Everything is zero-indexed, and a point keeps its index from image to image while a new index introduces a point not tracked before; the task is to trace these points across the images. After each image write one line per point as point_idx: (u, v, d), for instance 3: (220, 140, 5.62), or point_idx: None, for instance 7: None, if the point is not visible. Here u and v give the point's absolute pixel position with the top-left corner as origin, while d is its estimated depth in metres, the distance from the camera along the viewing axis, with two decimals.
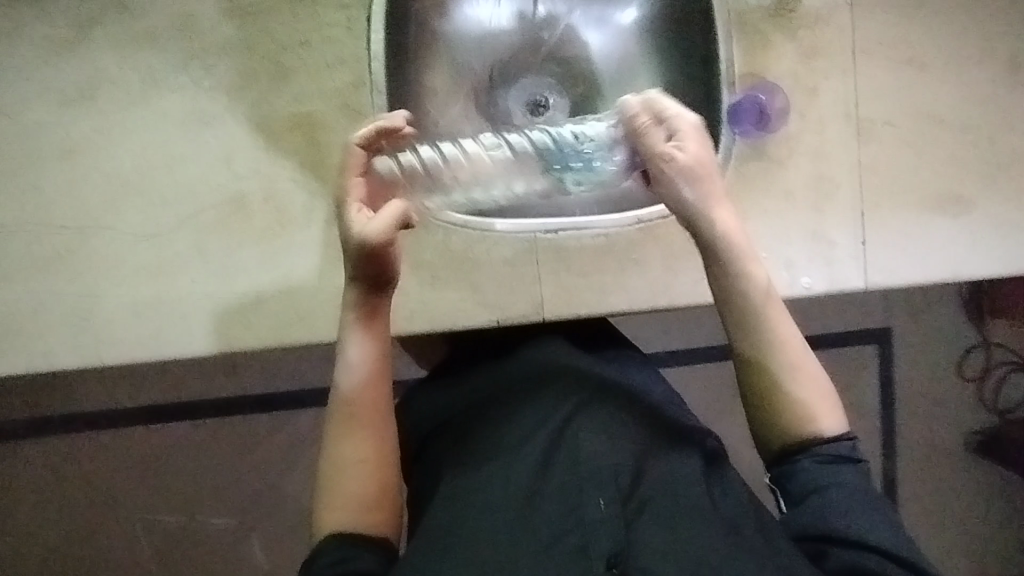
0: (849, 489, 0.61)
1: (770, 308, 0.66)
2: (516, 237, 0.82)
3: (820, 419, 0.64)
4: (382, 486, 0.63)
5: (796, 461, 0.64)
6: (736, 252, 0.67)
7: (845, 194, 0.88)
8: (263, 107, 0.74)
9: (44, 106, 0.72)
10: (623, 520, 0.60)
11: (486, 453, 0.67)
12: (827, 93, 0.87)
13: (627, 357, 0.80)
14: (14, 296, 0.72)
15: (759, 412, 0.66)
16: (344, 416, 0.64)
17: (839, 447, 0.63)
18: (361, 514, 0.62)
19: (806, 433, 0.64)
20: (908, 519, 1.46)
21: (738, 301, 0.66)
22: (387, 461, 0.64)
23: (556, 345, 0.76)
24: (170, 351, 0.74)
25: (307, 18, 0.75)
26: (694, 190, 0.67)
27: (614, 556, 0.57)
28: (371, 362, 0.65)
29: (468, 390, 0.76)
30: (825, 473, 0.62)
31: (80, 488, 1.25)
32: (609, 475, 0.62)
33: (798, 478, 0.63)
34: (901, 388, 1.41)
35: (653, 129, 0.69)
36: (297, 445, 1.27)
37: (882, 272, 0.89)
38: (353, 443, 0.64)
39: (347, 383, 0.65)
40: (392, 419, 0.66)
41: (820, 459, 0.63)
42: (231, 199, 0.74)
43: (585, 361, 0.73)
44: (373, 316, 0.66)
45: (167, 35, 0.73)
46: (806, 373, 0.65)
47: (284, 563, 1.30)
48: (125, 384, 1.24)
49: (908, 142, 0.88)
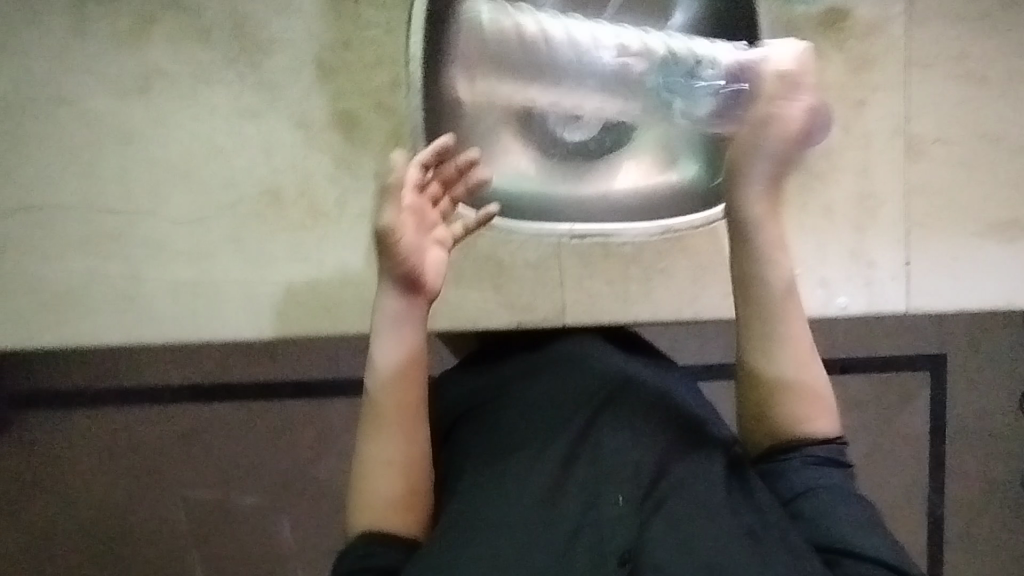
0: (838, 492, 0.61)
1: (782, 303, 0.67)
2: (542, 240, 0.82)
3: (813, 419, 0.64)
4: (408, 487, 0.65)
5: (786, 461, 0.63)
6: (753, 247, 0.68)
7: (890, 212, 0.85)
8: (304, 104, 0.77)
9: (101, 95, 0.76)
10: (638, 517, 0.59)
11: (508, 442, 0.68)
12: (875, 107, 0.84)
13: (656, 365, 0.80)
14: (64, 273, 0.76)
15: (755, 406, 0.66)
16: (374, 418, 0.67)
17: (829, 449, 0.63)
18: (390, 513, 0.65)
19: (798, 432, 0.64)
20: (951, 556, 1.39)
21: (751, 292, 0.67)
22: (416, 463, 0.66)
23: (587, 343, 0.78)
24: (205, 332, 0.78)
25: (349, 19, 0.77)
26: (767, 167, 0.68)
27: (627, 551, 0.57)
28: (404, 366, 0.67)
29: (496, 380, 0.78)
30: (814, 474, 0.62)
31: (124, 459, 1.32)
32: (628, 472, 0.63)
33: (788, 478, 0.63)
34: (952, 419, 1.34)
35: (790, 86, 0.68)
36: (328, 431, 1.31)
37: (924, 295, 0.85)
38: (381, 445, 0.66)
39: (379, 387, 0.67)
40: (420, 422, 0.68)
41: (809, 459, 0.63)
42: (270, 191, 0.77)
43: (613, 363, 0.75)
44: (409, 321, 0.69)
45: (217, 31, 0.76)
46: (808, 371, 0.65)
47: (310, 544, 1.34)
48: (171, 362, 1.30)
49: (963, 160, 0.84)
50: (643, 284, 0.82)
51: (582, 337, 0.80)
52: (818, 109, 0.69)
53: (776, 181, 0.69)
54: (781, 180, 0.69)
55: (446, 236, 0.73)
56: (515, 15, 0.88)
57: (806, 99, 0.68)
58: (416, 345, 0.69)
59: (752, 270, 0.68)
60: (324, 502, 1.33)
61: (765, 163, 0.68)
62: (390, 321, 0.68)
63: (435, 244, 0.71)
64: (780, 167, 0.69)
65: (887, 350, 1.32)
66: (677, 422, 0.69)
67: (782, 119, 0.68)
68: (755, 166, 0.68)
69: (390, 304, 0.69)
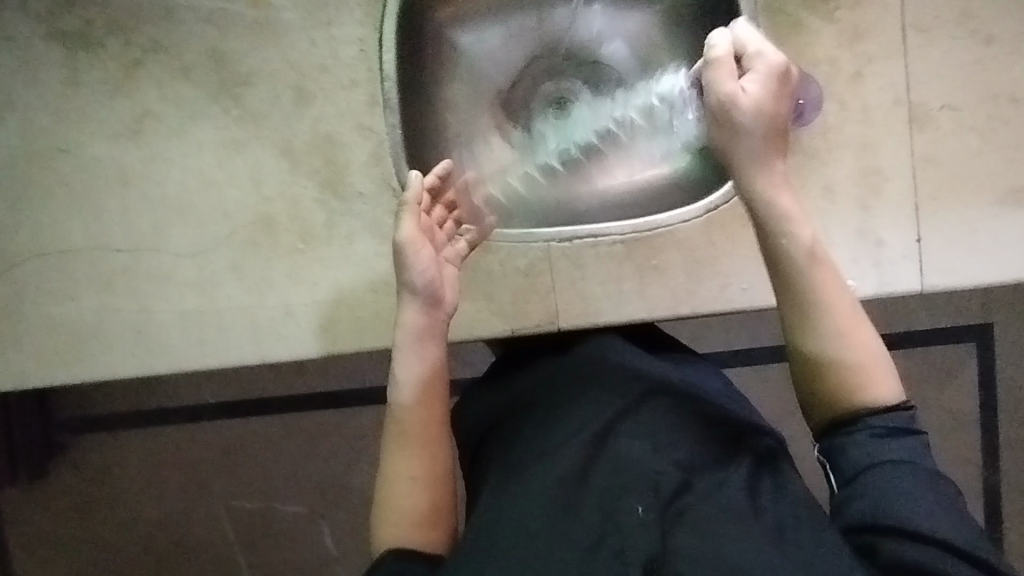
0: (910, 468, 0.58)
1: (818, 267, 0.64)
2: (530, 246, 0.82)
3: (872, 388, 0.62)
4: (434, 501, 0.66)
5: (849, 435, 0.61)
6: (782, 213, 0.65)
7: (897, 188, 0.80)
8: (287, 131, 0.79)
9: (99, 141, 0.79)
10: (660, 525, 0.57)
11: (526, 456, 0.67)
12: (872, 78, 0.80)
13: (680, 357, 0.78)
14: (80, 311, 0.80)
15: (807, 381, 0.64)
16: (398, 434, 0.67)
17: (896, 418, 0.60)
18: (415, 529, 0.65)
19: (857, 403, 0.62)
20: (1013, 536, 1.31)
21: (783, 263, 0.65)
22: (440, 479, 0.66)
23: (613, 341, 0.76)
24: (212, 358, 0.80)
25: (323, 44, 0.79)
26: (756, 148, 0.65)
27: (652, 561, 0.55)
28: (425, 382, 0.67)
29: (522, 386, 0.77)
30: (884, 448, 0.59)
31: (169, 477, 1.38)
32: (649, 479, 0.60)
33: (852, 454, 0.60)
34: (1001, 393, 1.26)
35: (727, 65, 0.65)
36: (359, 440, 1.34)
37: (941, 273, 0.80)
38: (405, 461, 0.66)
39: (403, 402, 0.67)
40: (444, 437, 0.68)
41: (875, 432, 0.60)
42: (261, 219, 0.80)
43: (641, 361, 0.73)
44: (430, 337, 0.68)
45: (200, 69, 0.79)
46: (858, 338, 0.62)
47: (350, 550, 1.38)
48: (204, 383, 1.36)
49: (974, 126, 0.79)
50: (635, 283, 0.81)
51: (595, 338, 0.79)
52: (776, 64, 0.65)
53: (768, 150, 0.66)
54: (776, 141, 0.66)
55: (452, 254, 0.74)
56: (490, 26, 0.90)
57: (762, 64, 0.65)
58: (437, 360, 0.68)
59: (776, 239, 0.65)
60: (360, 509, 1.36)
61: (751, 128, 0.65)
62: (412, 337, 0.68)
63: (445, 262, 0.73)
64: (773, 130, 0.65)
65: (926, 324, 1.24)
66: (693, 425, 0.66)
67: (769, 82, 0.65)
68: (747, 134, 0.65)
69: (412, 320, 0.68)
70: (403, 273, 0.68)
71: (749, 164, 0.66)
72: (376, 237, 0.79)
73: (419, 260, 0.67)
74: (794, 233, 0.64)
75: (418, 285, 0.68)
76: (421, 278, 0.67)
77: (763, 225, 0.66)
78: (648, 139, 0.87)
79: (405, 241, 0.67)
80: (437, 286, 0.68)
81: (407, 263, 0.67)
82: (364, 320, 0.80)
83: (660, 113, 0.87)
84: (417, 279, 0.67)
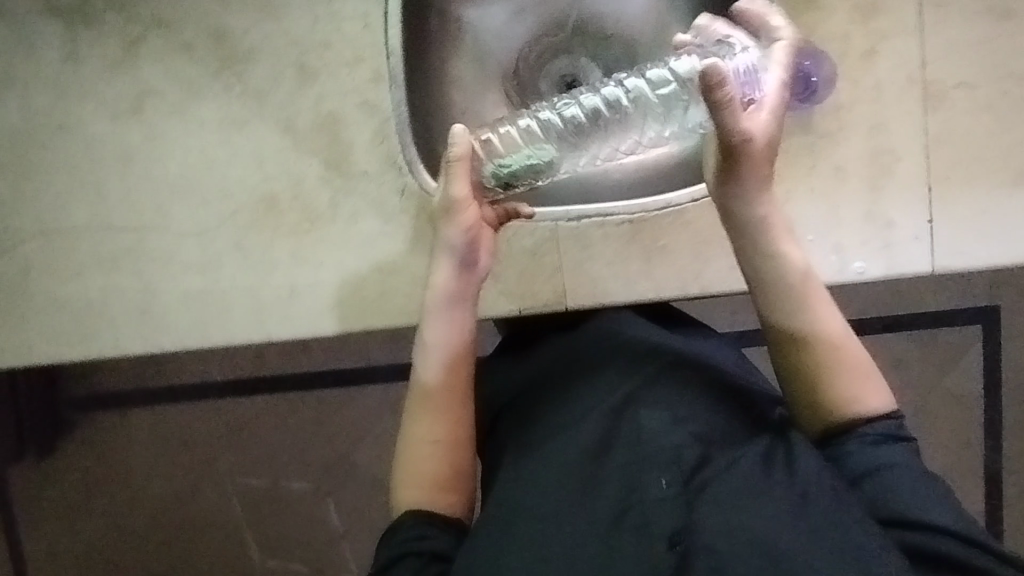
0: (906, 469, 0.58)
1: (804, 285, 0.65)
2: (538, 226, 0.81)
3: (866, 397, 0.62)
4: (455, 466, 0.66)
5: (844, 445, 0.61)
6: (774, 231, 0.66)
7: (910, 168, 0.79)
8: (290, 108, 0.78)
9: (101, 118, 0.78)
10: (684, 498, 0.57)
11: (544, 434, 0.69)
12: (887, 55, 0.78)
13: (690, 331, 0.80)
14: (85, 288, 0.80)
15: (801, 393, 0.64)
16: (421, 399, 0.67)
17: (888, 425, 0.61)
18: (434, 493, 0.65)
19: (851, 413, 0.62)
20: (1014, 517, 1.32)
21: (769, 282, 0.66)
22: (461, 446, 0.67)
23: (627, 317, 0.78)
24: (217, 337, 0.80)
25: (327, 19, 0.77)
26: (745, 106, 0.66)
27: (675, 533, 0.55)
28: (452, 346, 0.67)
29: (534, 362, 0.78)
30: (878, 453, 0.60)
31: (178, 453, 1.39)
32: (670, 453, 0.60)
33: (848, 463, 0.60)
34: (1005, 374, 1.26)
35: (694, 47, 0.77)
36: (364, 418, 1.35)
37: (954, 255, 0.79)
38: (428, 424, 0.66)
39: (428, 367, 0.67)
40: (468, 403, 0.68)
41: (868, 440, 0.60)
42: (266, 198, 0.79)
43: (656, 336, 0.74)
44: (460, 301, 0.68)
45: (201, 45, 0.77)
46: (845, 351, 0.64)
47: (356, 527, 1.39)
48: (213, 361, 1.36)
49: (989, 104, 0.77)
50: (643, 263, 0.80)
51: (606, 316, 0.79)
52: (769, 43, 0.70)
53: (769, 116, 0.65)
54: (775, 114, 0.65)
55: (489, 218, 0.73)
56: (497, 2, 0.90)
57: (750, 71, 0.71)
58: (465, 325, 0.68)
59: (765, 258, 0.66)
60: (365, 486, 1.37)
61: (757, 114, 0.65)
62: (443, 300, 0.67)
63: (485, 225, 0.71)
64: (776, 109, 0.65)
65: (932, 306, 1.24)
66: (705, 404, 0.66)
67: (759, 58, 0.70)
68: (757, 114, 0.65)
69: (444, 280, 0.67)
70: (439, 236, 0.67)
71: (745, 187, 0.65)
72: (381, 216, 0.79)
73: (467, 216, 0.66)
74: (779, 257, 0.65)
75: (459, 242, 0.67)
76: (463, 238, 0.66)
77: (743, 246, 0.67)
78: (656, 118, 0.81)
79: (460, 198, 0.65)
80: (477, 248, 0.68)
81: (454, 218, 0.66)
82: (370, 300, 0.79)
83: (668, 93, 0.80)
84: (459, 234, 0.66)
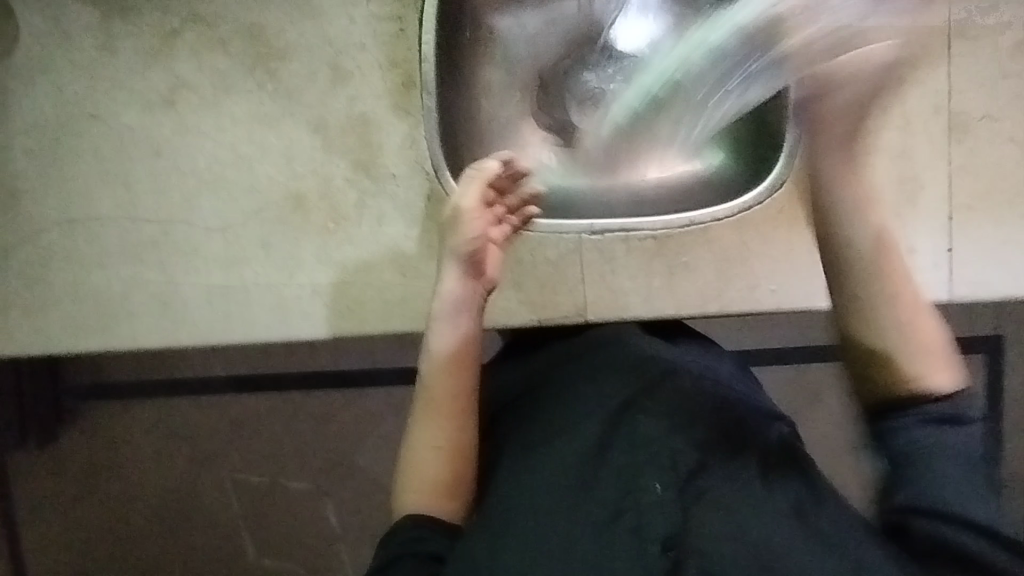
0: (957, 456, 0.53)
1: (879, 259, 0.61)
2: (562, 237, 0.83)
3: (931, 372, 0.56)
4: (457, 472, 0.63)
5: (899, 417, 0.56)
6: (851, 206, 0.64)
7: (932, 196, 0.80)
8: (321, 109, 0.78)
9: (132, 109, 0.79)
10: (680, 504, 0.56)
11: (538, 434, 0.65)
12: (915, 84, 0.79)
13: (692, 343, 0.79)
14: (108, 278, 0.80)
15: (865, 369, 0.58)
16: (425, 402, 0.65)
17: (945, 408, 0.55)
18: (434, 499, 0.63)
19: (916, 389, 0.56)
20: None
21: (845, 258, 0.62)
22: (465, 453, 0.64)
23: (629, 328, 0.77)
24: (236, 333, 0.80)
25: (362, 21, 0.77)
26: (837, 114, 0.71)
27: (669, 538, 0.55)
28: (455, 352, 0.66)
29: (535, 367, 0.77)
30: (935, 433, 0.54)
31: (179, 447, 1.38)
32: (669, 458, 0.59)
33: (900, 437, 0.55)
34: (1009, 404, 1.26)
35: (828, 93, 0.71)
36: (368, 419, 1.34)
37: (969, 283, 0.80)
38: (431, 429, 0.64)
39: (433, 374, 0.65)
40: (472, 411, 0.65)
41: (922, 418, 0.55)
42: (293, 197, 0.79)
43: (657, 348, 0.72)
44: (464, 309, 0.68)
45: (237, 42, 0.78)
46: (917, 324, 0.58)
47: (354, 529, 1.38)
48: (219, 356, 1.35)
49: (1013, 136, 0.78)
50: (666, 279, 0.82)
51: (611, 327, 0.78)
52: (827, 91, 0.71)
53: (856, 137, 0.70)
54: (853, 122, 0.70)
55: (499, 235, 0.72)
56: (529, 8, 0.90)
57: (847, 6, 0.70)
58: (469, 332, 0.67)
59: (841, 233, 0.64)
60: (366, 488, 1.36)
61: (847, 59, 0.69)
62: (448, 308, 0.67)
63: (490, 240, 0.71)
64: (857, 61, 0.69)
65: None
66: (710, 415, 0.63)
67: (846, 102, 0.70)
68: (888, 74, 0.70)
69: (450, 290, 0.68)
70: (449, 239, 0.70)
71: (831, 147, 0.68)
72: (407, 220, 0.79)
73: (469, 231, 0.69)
74: (854, 225, 0.63)
75: (464, 252, 0.69)
76: (468, 250, 0.68)
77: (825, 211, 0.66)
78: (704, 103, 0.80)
79: (465, 210, 0.69)
80: (482, 259, 0.69)
81: (456, 230, 0.69)
82: (392, 303, 0.80)
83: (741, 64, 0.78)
84: (462, 246, 0.68)
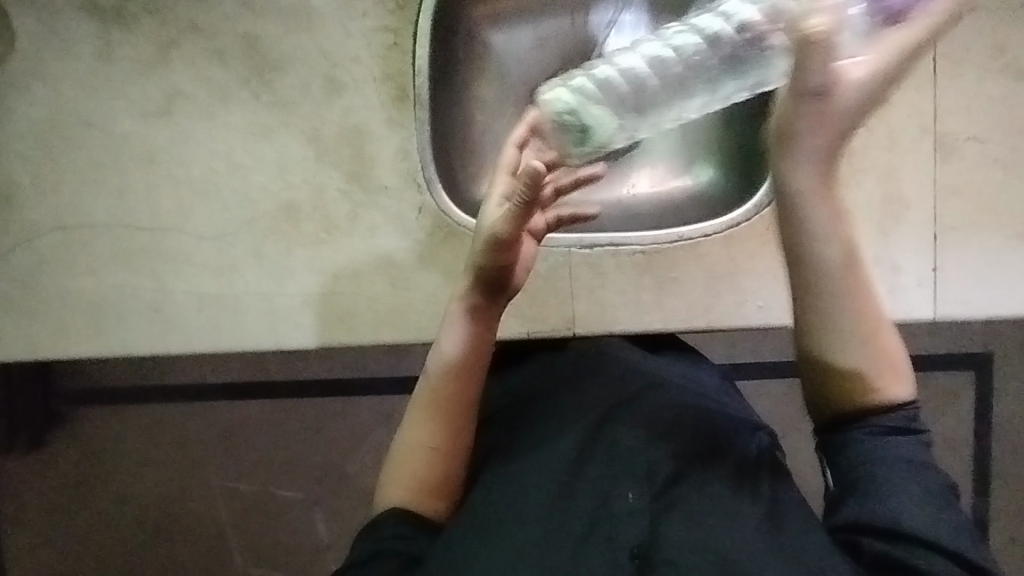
0: (903, 465, 0.53)
1: (850, 282, 0.53)
2: (552, 250, 0.83)
3: (887, 385, 0.54)
4: (447, 474, 0.61)
5: (852, 432, 0.55)
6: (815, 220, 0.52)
7: (918, 217, 0.81)
8: (316, 121, 0.79)
9: (128, 116, 0.79)
10: (650, 514, 0.56)
11: (519, 443, 0.66)
12: (902, 106, 0.80)
13: (675, 356, 0.80)
14: (100, 284, 0.81)
15: (814, 378, 0.55)
16: (425, 401, 0.62)
17: (900, 419, 0.54)
18: (421, 496, 0.61)
19: (868, 402, 0.54)
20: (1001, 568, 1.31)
21: (808, 273, 0.53)
22: (458, 454, 0.62)
23: (614, 341, 0.78)
24: (227, 340, 0.81)
25: (358, 34, 0.78)
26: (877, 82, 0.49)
27: (638, 547, 0.54)
28: (465, 355, 0.63)
29: (520, 374, 0.78)
30: (886, 448, 0.53)
31: (169, 453, 1.38)
32: (643, 468, 0.59)
33: (851, 452, 0.54)
34: (999, 424, 1.26)
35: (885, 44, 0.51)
36: (357, 429, 1.34)
37: (953, 302, 0.81)
38: (425, 428, 0.61)
39: (439, 374, 0.62)
40: (472, 418, 0.63)
41: (875, 431, 0.54)
42: (287, 206, 0.80)
43: (644, 362, 0.74)
44: (477, 313, 0.64)
45: (234, 53, 0.78)
46: (881, 339, 0.54)
47: (341, 538, 1.38)
48: (212, 363, 1.34)
49: (997, 159, 0.79)
50: (655, 294, 0.83)
51: (593, 341, 0.79)
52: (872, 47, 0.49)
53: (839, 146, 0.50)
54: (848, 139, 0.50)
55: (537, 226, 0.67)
56: (524, 25, 0.89)
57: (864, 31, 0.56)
58: (481, 340, 0.64)
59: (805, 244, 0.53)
60: (355, 496, 1.36)
61: (895, 62, 0.48)
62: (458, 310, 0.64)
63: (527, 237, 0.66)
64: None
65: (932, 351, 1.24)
66: (695, 424, 0.63)
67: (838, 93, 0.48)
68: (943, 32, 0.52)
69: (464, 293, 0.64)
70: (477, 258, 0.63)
71: (807, 155, 0.51)
72: (398, 232, 0.80)
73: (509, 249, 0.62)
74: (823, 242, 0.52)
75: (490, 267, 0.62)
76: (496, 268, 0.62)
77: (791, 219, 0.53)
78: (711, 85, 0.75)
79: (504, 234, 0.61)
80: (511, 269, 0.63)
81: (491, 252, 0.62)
82: (383, 314, 0.81)
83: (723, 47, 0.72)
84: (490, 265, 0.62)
